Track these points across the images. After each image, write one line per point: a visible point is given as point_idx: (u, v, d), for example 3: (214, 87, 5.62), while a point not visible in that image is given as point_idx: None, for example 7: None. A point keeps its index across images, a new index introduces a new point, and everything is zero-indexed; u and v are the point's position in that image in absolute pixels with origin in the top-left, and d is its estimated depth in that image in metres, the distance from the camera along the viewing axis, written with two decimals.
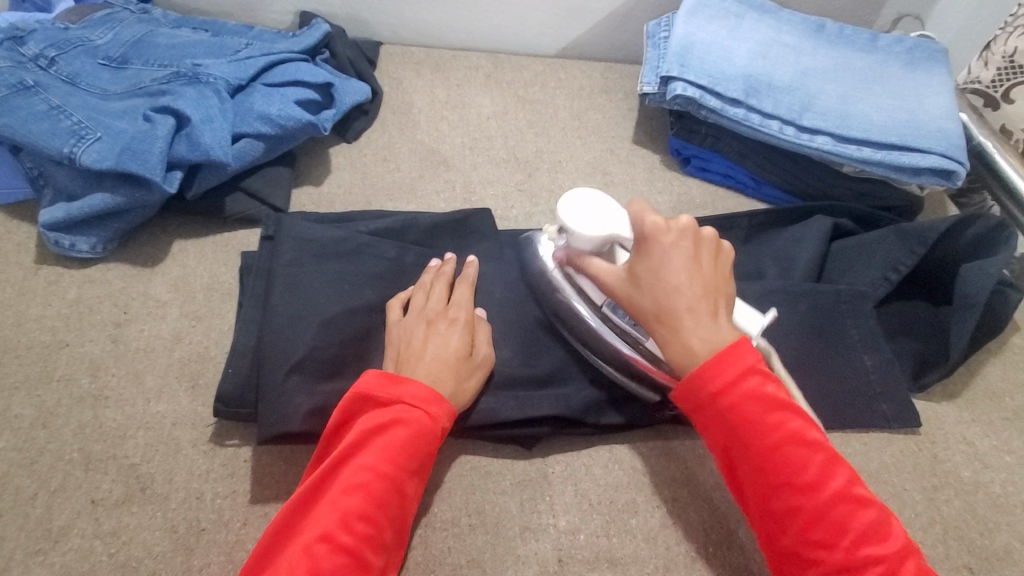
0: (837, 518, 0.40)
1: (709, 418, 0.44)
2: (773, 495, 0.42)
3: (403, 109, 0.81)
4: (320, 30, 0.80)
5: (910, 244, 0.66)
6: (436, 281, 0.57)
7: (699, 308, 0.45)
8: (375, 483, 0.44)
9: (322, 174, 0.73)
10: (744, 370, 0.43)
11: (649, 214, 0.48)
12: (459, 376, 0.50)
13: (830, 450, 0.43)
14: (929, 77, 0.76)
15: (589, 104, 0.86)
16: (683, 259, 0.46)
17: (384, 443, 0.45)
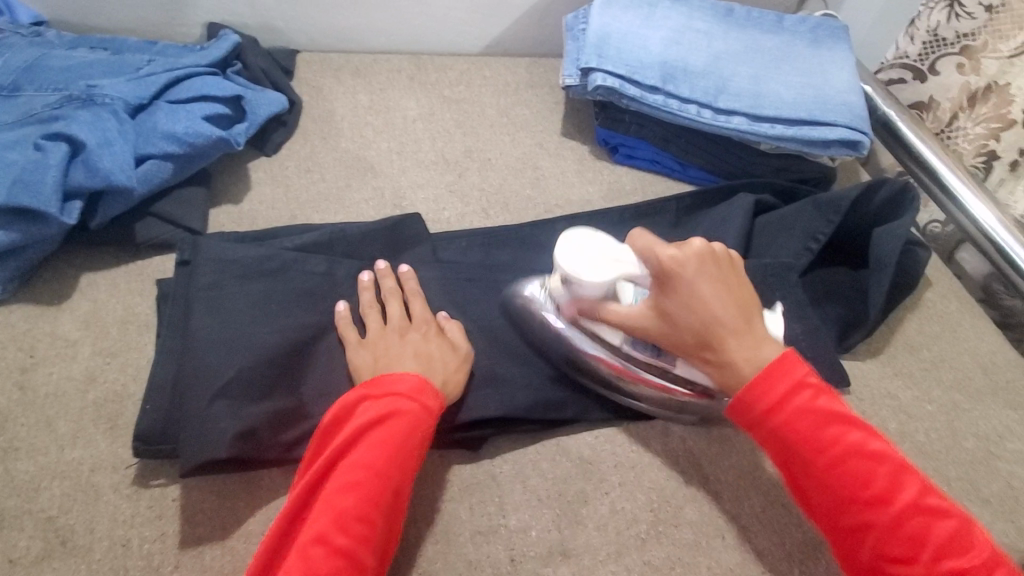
0: (913, 530, 0.42)
1: (767, 437, 0.46)
2: (841, 510, 0.44)
3: (325, 118, 0.79)
4: (229, 41, 0.76)
5: (826, 214, 0.69)
6: (385, 300, 0.57)
7: (739, 329, 0.48)
8: (370, 481, 0.44)
9: (241, 191, 0.70)
10: (795, 385, 0.46)
11: (662, 250, 0.48)
12: (448, 368, 0.52)
13: (897, 461, 0.44)
14: (832, 54, 0.80)
15: (515, 100, 0.86)
16: (707, 288, 0.48)
17: (374, 439, 0.46)
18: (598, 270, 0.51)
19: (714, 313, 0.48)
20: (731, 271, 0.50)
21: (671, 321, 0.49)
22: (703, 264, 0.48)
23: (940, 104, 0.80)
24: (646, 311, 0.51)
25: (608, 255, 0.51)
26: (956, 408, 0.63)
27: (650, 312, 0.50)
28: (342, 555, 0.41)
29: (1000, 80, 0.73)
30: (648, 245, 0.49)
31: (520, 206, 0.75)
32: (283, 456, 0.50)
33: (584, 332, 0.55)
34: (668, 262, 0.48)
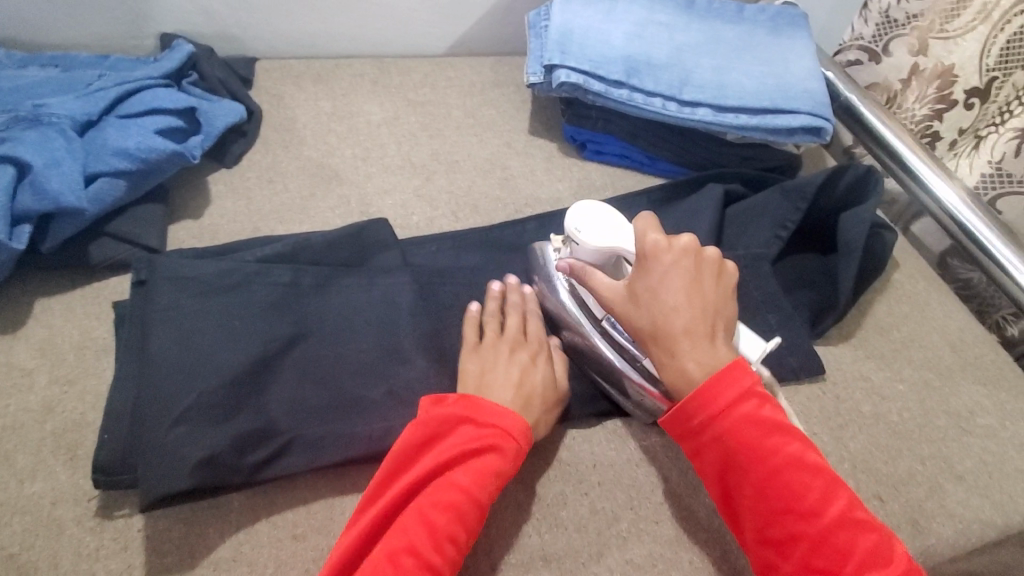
0: (837, 541, 0.43)
1: (707, 444, 0.47)
2: (772, 521, 0.44)
3: (286, 126, 0.77)
4: (183, 51, 0.74)
5: (794, 201, 0.69)
6: (509, 311, 0.58)
7: (697, 332, 0.49)
8: (466, 504, 0.45)
9: (201, 206, 0.68)
10: (741, 394, 0.47)
11: (653, 233, 0.51)
12: (545, 406, 0.53)
13: (830, 474, 0.46)
14: (792, 42, 0.80)
15: (481, 100, 0.85)
16: (682, 283, 0.50)
17: (472, 462, 0.47)
18: (596, 234, 0.54)
19: (678, 308, 0.49)
20: (711, 277, 0.51)
21: (637, 302, 0.51)
22: (685, 261, 0.50)
23: (892, 86, 0.81)
24: (618, 288, 0.52)
25: (623, 240, 0.54)
26: (928, 387, 0.64)
27: (622, 290, 0.52)
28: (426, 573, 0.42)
29: (946, 61, 0.73)
30: (648, 225, 0.52)
31: (490, 207, 0.74)
32: (251, 480, 0.48)
33: (575, 299, 0.58)
34: (655, 246, 0.51)
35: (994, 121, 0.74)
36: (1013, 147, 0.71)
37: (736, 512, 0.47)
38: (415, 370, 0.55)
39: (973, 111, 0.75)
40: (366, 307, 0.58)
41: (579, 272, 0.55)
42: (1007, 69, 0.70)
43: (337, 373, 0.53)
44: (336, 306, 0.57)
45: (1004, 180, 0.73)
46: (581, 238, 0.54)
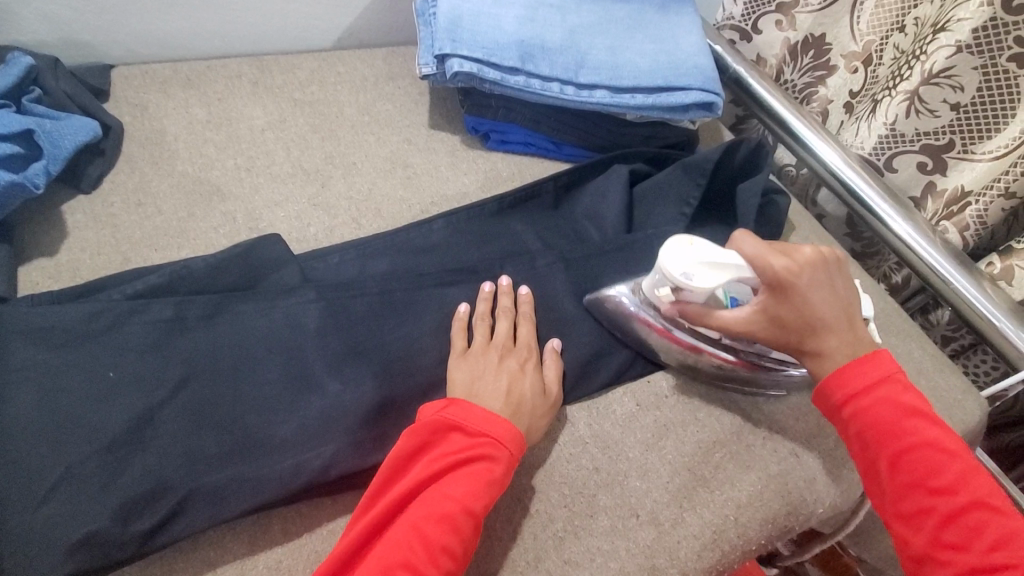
0: (972, 521, 0.45)
1: (844, 420, 0.50)
2: (907, 494, 0.47)
3: (154, 140, 0.69)
4: (20, 65, 0.63)
5: (694, 177, 0.70)
6: (498, 314, 0.57)
7: (843, 334, 0.51)
8: (459, 517, 0.44)
9: (57, 240, 0.60)
10: (883, 377, 0.50)
11: (777, 261, 0.51)
12: (535, 413, 0.52)
13: (970, 461, 0.47)
14: (681, 18, 0.81)
15: (376, 95, 0.80)
16: (820, 291, 0.52)
17: (467, 471, 0.46)
18: (708, 275, 0.51)
19: (826, 319, 0.51)
20: (840, 274, 0.54)
21: (780, 325, 0.52)
22: (818, 273, 0.52)
23: (767, 61, 0.86)
24: (747, 313, 0.53)
25: (716, 265, 0.51)
26: None
27: (756, 317, 0.52)
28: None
29: (816, 31, 0.79)
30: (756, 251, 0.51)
31: (395, 209, 0.70)
32: (143, 552, 0.44)
33: (682, 327, 0.57)
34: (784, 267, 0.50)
35: (888, 86, 0.73)
36: (903, 110, 0.71)
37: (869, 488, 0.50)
38: (331, 391, 0.52)
39: (859, 74, 0.78)
40: (264, 336, 0.53)
41: (702, 313, 0.54)
42: (884, 32, 0.73)
43: (237, 412, 0.49)
44: (230, 337, 0.52)
45: (897, 140, 0.74)
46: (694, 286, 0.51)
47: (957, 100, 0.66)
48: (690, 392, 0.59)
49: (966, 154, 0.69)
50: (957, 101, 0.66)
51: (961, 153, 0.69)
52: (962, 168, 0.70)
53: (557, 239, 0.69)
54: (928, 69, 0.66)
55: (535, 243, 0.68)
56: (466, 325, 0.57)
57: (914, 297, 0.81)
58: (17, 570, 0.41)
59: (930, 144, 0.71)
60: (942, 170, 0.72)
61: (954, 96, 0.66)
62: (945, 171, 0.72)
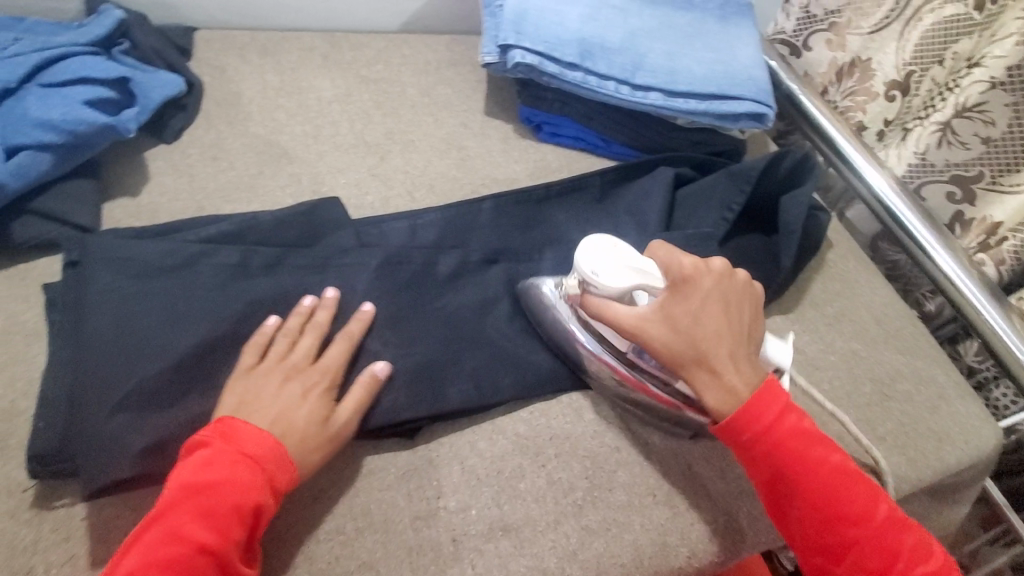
0: (887, 544, 0.47)
1: (757, 456, 0.49)
2: (828, 528, 0.47)
3: (230, 101, 0.74)
4: (112, 17, 0.68)
5: (739, 184, 0.72)
6: (308, 331, 0.53)
7: (741, 356, 0.50)
8: (189, 556, 0.41)
9: (139, 183, 0.64)
10: (784, 409, 0.50)
11: (688, 257, 0.52)
12: (302, 446, 0.47)
13: (869, 482, 0.49)
14: (740, 31, 0.83)
15: (437, 79, 0.84)
16: (720, 311, 0.51)
17: (200, 504, 0.42)
18: (615, 275, 0.51)
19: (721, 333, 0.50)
20: (750, 304, 0.53)
21: (676, 328, 0.50)
22: (724, 290, 0.51)
23: (815, 78, 0.87)
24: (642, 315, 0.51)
25: (628, 266, 0.52)
26: (855, 357, 0.70)
27: (653, 316, 0.51)
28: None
29: (863, 55, 0.80)
30: (672, 253, 0.52)
31: (447, 187, 0.74)
32: None
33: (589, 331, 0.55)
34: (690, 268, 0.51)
35: (918, 116, 0.78)
36: (935, 140, 0.74)
37: (787, 524, 0.49)
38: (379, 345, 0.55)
39: (895, 104, 0.79)
40: (320, 290, 0.57)
41: (596, 308, 0.53)
42: (924, 65, 0.75)
43: None
44: (291, 286, 0.56)
45: (928, 170, 0.76)
46: (598, 282, 0.52)
47: (988, 134, 0.70)
48: None
49: (996, 186, 0.71)
50: (988, 135, 0.70)
51: (990, 185, 0.72)
52: (992, 199, 0.72)
53: (597, 232, 0.71)
54: (962, 103, 0.71)
55: (575, 233, 0.70)
56: (269, 341, 0.52)
57: (944, 327, 0.82)
58: (88, 470, 0.45)
59: (959, 175, 0.74)
60: (971, 200, 0.74)
61: (985, 130, 0.70)
62: (974, 201, 0.74)
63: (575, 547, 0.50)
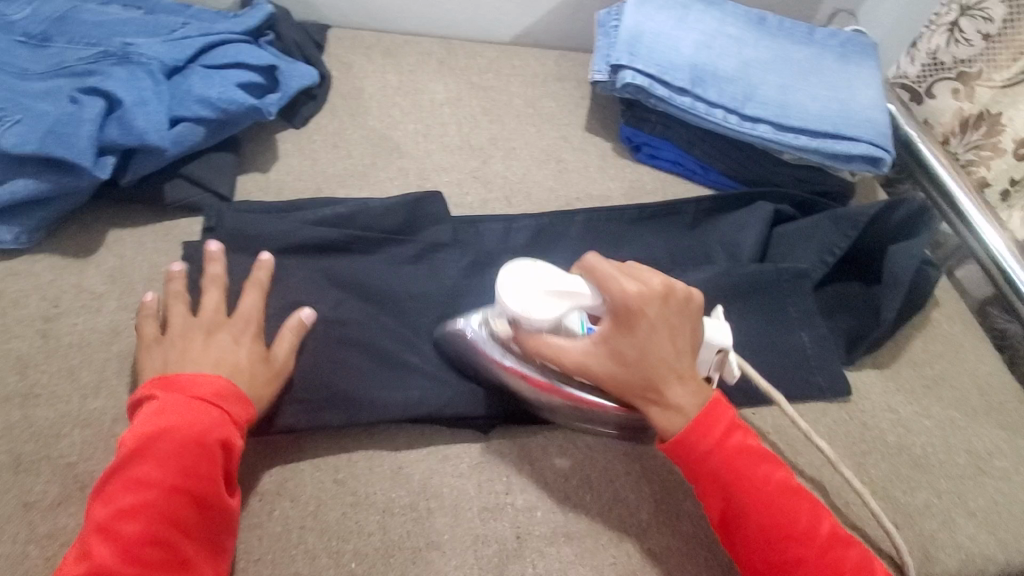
0: (833, 562, 0.45)
1: (704, 474, 0.48)
2: (773, 548, 0.46)
3: (354, 95, 0.80)
4: (263, 11, 0.76)
5: (844, 229, 0.70)
6: (209, 288, 0.54)
7: (688, 374, 0.49)
8: (156, 496, 0.42)
9: (270, 161, 0.71)
10: (730, 425, 0.49)
11: (628, 286, 0.48)
12: (254, 381, 0.49)
13: (812, 498, 0.48)
14: (860, 70, 0.81)
15: (543, 92, 0.86)
16: (664, 336, 0.48)
17: (155, 451, 0.43)
18: (543, 307, 0.49)
19: (666, 357, 0.48)
20: (688, 317, 0.50)
21: (621, 360, 0.48)
22: (664, 311, 0.48)
23: (934, 128, 0.82)
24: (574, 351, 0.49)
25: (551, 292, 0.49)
26: (952, 425, 0.65)
27: (591, 350, 0.49)
28: (165, 568, 0.41)
29: (993, 109, 0.75)
30: (608, 275, 0.49)
31: (543, 197, 0.76)
32: (295, 425, 0.51)
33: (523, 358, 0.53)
34: (633, 297, 0.48)
35: None
36: None
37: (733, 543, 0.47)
38: None
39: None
40: (416, 279, 0.61)
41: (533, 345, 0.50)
42: None
43: (384, 338, 0.56)
44: (392, 272, 0.60)
45: None
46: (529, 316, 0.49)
47: None
48: (794, 437, 0.61)
49: None
50: None
51: None
52: None
53: (685, 258, 0.71)
54: None
55: (663, 256, 0.70)
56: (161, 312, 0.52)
57: None
58: None
59: None
60: None
61: None
62: None
63: (635, 566, 0.51)
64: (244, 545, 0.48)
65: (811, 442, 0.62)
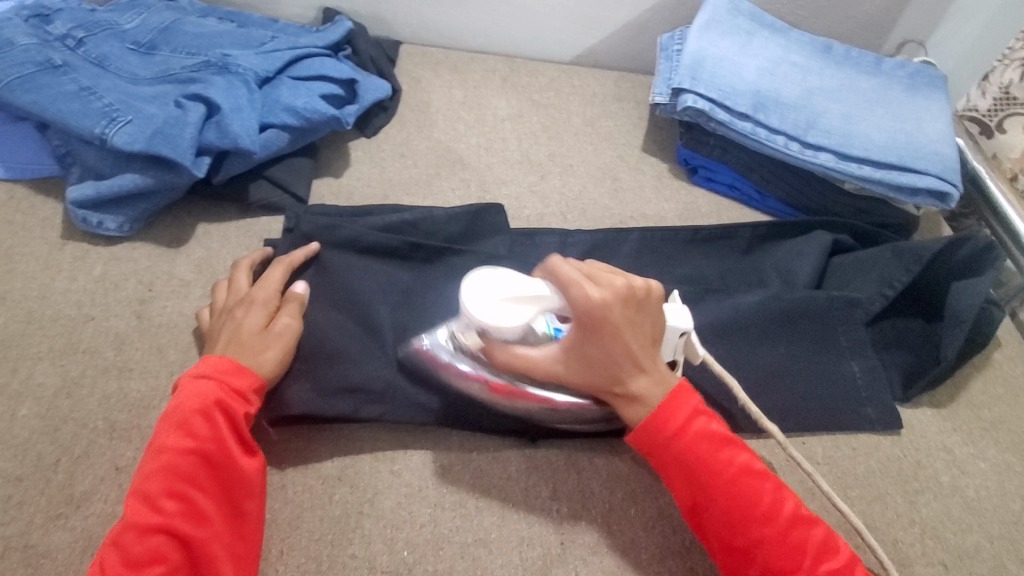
0: (795, 541, 0.45)
1: (668, 461, 0.48)
2: (736, 530, 0.46)
3: (422, 108, 0.84)
4: (343, 27, 0.81)
5: (906, 263, 0.68)
6: (243, 272, 0.59)
7: (653, 366, 0.50)
8: (175, 460, 0.45)
9: (342, 166, 0.75)
10: (691, 412, 0.49)
11: (590, 290, 0.48)
12: (255, 350, 0.52)
13: (776, 479, 0.48)
14: (929, 102, 0.79)
15: (602, 111, 0.88)
16: (628, 332, 0.49)
17: (172, 421, 0.46)
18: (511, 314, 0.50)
19: (630, 354, 0.49)
20: (653, 311, 0.50)
21: (586, 360, 0.49)
22: (626, 310, 0.49)
23: (1003, 162, 0.81)
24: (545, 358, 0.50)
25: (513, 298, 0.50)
26: (1010, 470, 0.63)
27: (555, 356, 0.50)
28: (183, 521, 0.44)
29: None
30: (571, 280, 0.49)
31: (598, 214, 0.78)
32: (356, 415, 0.55)
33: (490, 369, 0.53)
34: (598, 302, 0.48)
35: None
36: None
37: (700, 526, 0.48)
38: None
39: None
40: None
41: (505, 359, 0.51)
42: None
43: None
44: (452, 278, 0.63)
45: None
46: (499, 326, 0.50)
47: None
48: (842, 469, 0.61)
49: None
50: None
51: None
52: None
53: (737, 280, 0.71)
54: None
55: (715, 278, 0.70)
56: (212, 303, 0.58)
57: None
58: (275, 399, 0.54)
59: None
60: None
61: None
62: None
63: None
64: (306, 525, 0.51)
65: (861, 476, 0.61)
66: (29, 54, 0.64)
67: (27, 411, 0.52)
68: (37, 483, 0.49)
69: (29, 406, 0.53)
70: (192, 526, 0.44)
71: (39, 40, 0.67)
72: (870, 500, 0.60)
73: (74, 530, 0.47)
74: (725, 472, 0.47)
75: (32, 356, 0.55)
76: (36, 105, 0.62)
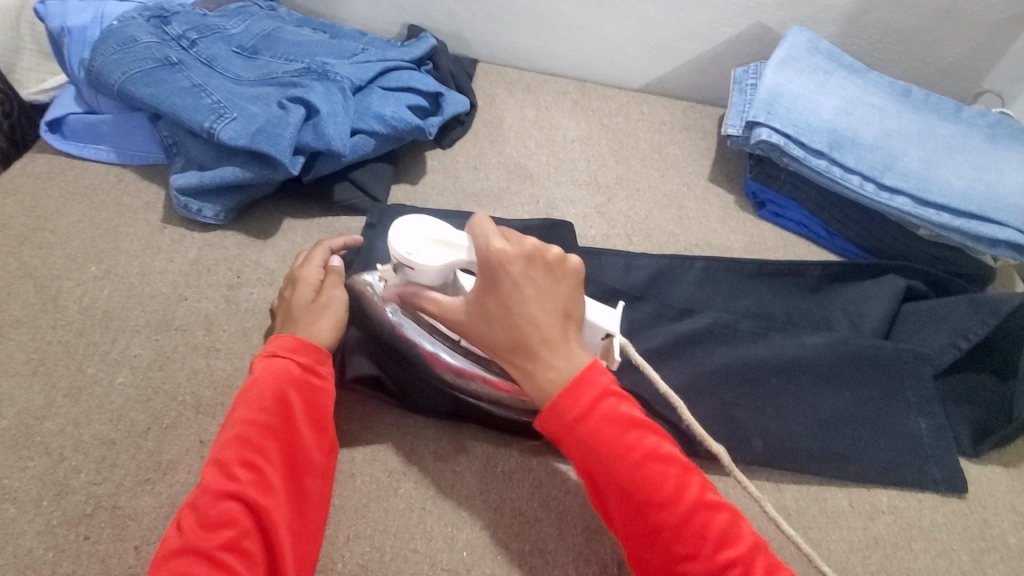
0: (697, 525, 0.43)
1: (574, 445, 0.46)
2: (640, 513, 0.44)
3: (495, 124, 0.87)
4: (427, 43, 0.85)
5: (982, 315, 0.66)
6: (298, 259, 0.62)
7: (557, 337, 0.48)
8: (246, 430, 0.47)
9: (419, 175, 0.79)
10: (598, 393, 0.46)
11: (494, 241, 0.47)
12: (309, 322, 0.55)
13: (684, 462, 0.46)
14: (1010, 153, 0.77)
15: (669, 139, 0.90)
16: (530, 296, 0.48)
17: (246, 395, 0.49)
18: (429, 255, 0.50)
19: (530, 319, 0.48)
20: (562, 278, 0.49)
21: (489, 317, 0.49)
22: (532, 273, 0.48)
23: None
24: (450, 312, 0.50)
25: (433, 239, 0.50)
26: None
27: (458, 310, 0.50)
28: (253, 489, 0.45)
29: None
30: (483, 230, 0.48)
31: (663, 239, 0.78)
32: (417, 405, 0.58)
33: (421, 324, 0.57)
34: (498, 253, 0.47)
35: None
36: None
37: (608, 511, 0.46)
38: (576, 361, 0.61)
39: None
40: None
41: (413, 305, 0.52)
42: None
43: None
44: None
45: None
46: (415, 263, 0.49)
47: None
48: (907, 519, 0.59)
49: None
50: None
51: None
52: None
53: (803, 319, 0.70)
54: None
55: (778, 313, 0.70)
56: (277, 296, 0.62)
57: None
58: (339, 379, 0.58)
59: None
60: None
61: None
62: None
63: None
64: (372, 515, 0.53)
65: (925, 530, 0.59)
66: (150, 51, 0.70)
67: (123, 378, 0.56)
68: (129, 448, 0.53)
69: (126, 374, 0.57)
70: (261, 495, 0.45)
71: (158, 38, 0.72)
72: (933, 555, 0.58)
73: (160, 495, 0.51)
74: (630, 455, 0.45)
75: (130, 328, 0.59)
76: (154, 97, 0.67)
